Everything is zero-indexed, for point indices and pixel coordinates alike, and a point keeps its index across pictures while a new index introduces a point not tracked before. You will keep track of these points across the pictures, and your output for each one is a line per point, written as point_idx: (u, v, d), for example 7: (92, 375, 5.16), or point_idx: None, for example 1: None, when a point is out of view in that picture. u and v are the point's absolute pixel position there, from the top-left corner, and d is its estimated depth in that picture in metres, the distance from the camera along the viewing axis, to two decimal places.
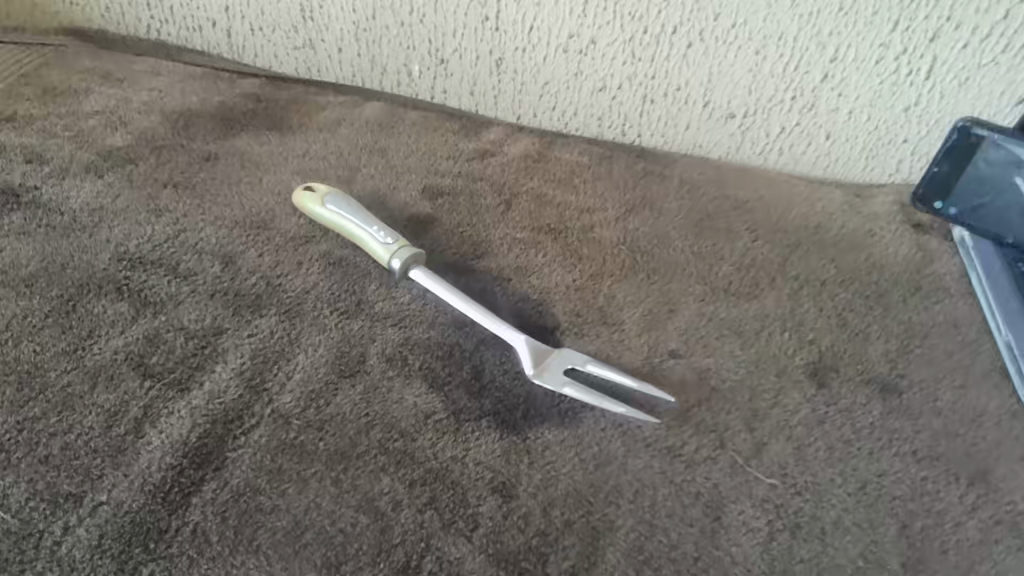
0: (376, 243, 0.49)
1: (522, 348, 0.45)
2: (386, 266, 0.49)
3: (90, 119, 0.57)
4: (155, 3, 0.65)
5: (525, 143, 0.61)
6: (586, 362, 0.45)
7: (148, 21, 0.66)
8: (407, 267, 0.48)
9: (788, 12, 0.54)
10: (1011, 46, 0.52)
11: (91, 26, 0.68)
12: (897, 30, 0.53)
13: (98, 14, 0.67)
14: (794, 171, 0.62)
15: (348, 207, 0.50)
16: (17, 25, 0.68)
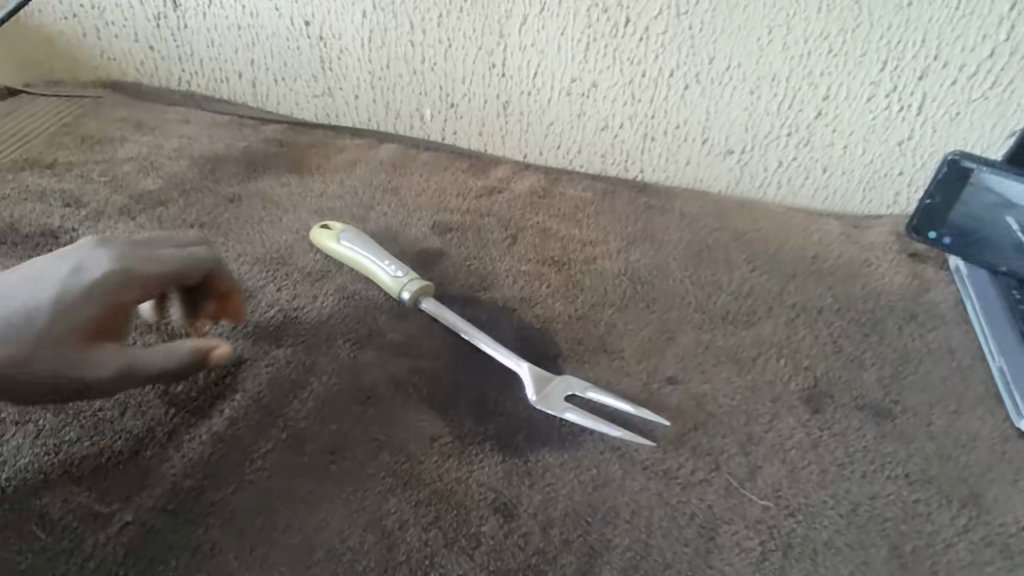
0: (384, 275, 0.52)
1: (524, 373, 0.47)
2: (396, 298, 0.52)
3: (125, 165, 0.62)
4: (185, 57, 0.70)
5: (532, 179, 0.64)
6: (585, 388, 0.47)
7: (179, 74, 0.71)
8: (415, 300, 0.51)
9: (780, 55, 0.56)
10: (999, 82, 0.53)
11: (126, 79, 0.73)
12: (887, 70, 0.55)
13: (133, 67, 0.72)
14: (793, 203, 0.63)
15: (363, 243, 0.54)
16: (58, 78, 0.74)
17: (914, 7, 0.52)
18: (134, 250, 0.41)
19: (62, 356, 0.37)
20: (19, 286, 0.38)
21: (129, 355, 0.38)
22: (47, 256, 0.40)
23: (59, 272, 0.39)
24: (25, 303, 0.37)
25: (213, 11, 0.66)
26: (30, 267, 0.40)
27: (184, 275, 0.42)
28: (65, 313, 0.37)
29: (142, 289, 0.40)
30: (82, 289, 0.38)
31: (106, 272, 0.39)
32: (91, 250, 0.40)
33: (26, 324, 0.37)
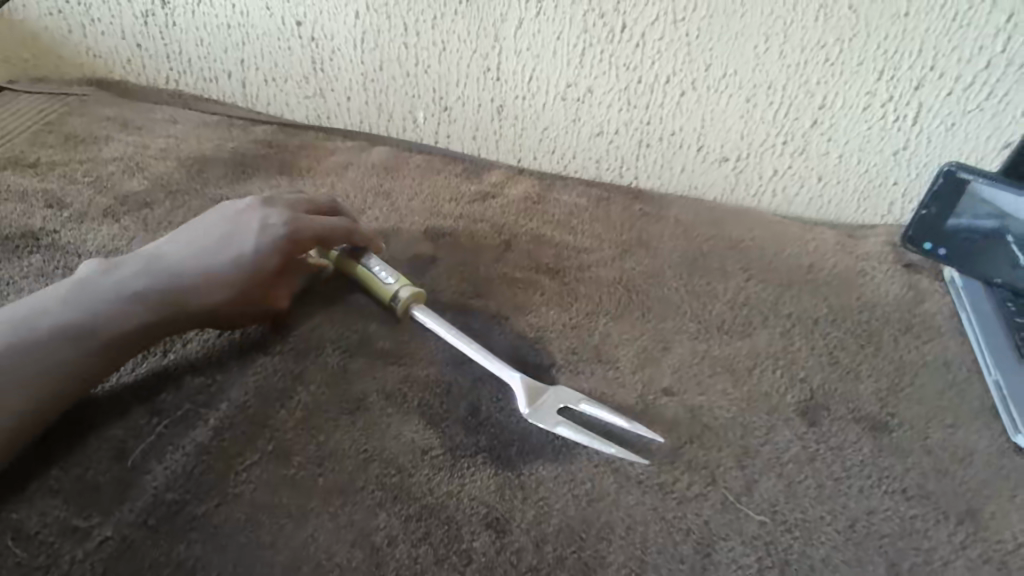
0: (375, 282, 0.51)
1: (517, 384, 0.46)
2: (387, 302, 0.50)
3: (110, 164, 0.60)
4: (174, 56, 0.68)
5: (526, 185, 0.63)
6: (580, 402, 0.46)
7: (167, 73, 0.70)
8: (406, 309, 0.50)
9: (777, 63, 0.55)
10: (994, 94, 0.52)
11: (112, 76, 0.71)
12: (883, 80, 0.53)
13: (121, 66, 0.71)
14: (788, 212, 0.62)
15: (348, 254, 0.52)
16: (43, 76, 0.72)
17: (912, 16, 0.50)
18: (296, 213, 0.51)
19: (261, 293, 0.48)
20: (218, 240, 0.48)
21: (290, 283, 0.50)
22: (227, 217, 0.50)
23: (247, 229, 0.49)
24: (230, 253, 0.48)
25: (202, 9, 0.65)
26: (215, 226, 0.49)
27: (330, 239, 0.51)
28: (261, 263, 0.48)
29: (309, 245, 0.50)
30: (271, 241, 0.49)
31: (285, 229, 0.49)
32: (265, 212, 0.51)
33: (236, 269, 0.47)
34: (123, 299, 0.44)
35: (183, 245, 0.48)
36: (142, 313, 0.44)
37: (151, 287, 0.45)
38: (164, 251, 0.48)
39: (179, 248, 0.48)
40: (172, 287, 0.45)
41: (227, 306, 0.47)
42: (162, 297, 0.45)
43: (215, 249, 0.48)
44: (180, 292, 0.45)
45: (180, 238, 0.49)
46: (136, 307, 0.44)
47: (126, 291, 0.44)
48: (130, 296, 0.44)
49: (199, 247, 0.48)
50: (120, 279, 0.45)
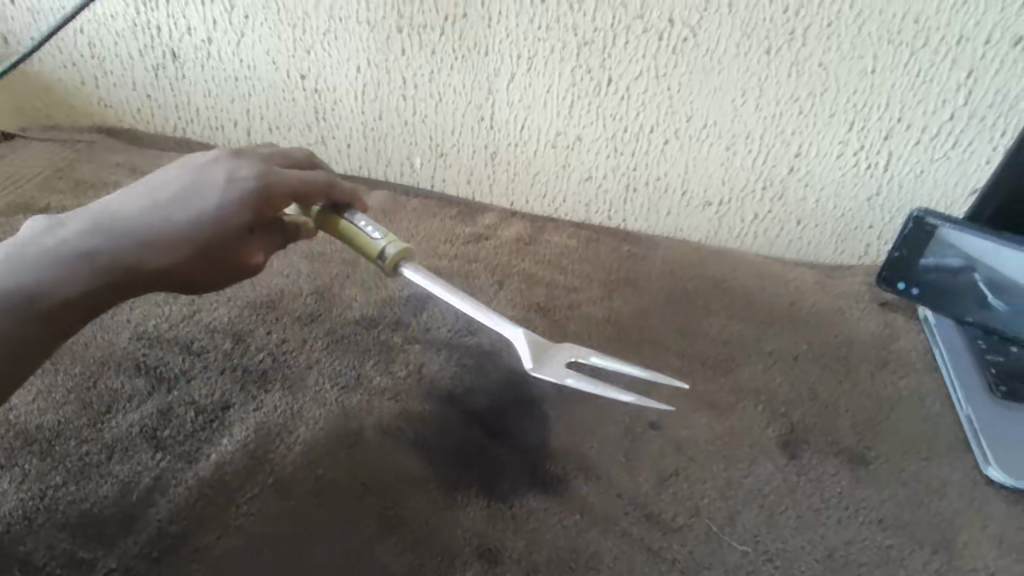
0: (363, 236, 0.45)
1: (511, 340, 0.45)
2: (377, 258, 0.45)
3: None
4: (181, 105, 0.71)
5: (518, 227, 0.65)
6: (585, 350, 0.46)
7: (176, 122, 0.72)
8: (395, 265, 0.45)
9: (753, 115, 0.56)
10: (959, 143, 0.52)
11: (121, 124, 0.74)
12: (853, 130, 0.54)
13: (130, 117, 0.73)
14: (769, 253, 0.64)
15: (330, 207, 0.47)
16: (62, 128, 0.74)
17: (878, 73, 0.51)
18: (270, 165, 0.45)
19: (226, 254, 0.43)
20: (177, 193, 0.43)
21: (263, 242, 0.45)
22: (190, 165, 0.44)
23: (211, 180, 0.43)
24: (189, 209, 0.42)
25: (211, 63, 0.67)
26: (176, 175, 0.44)
27: (308, 194, 0.45)
28: (225, 221, 0.42)
29: (282, 201, 0.44)
30: (237, 195, 0.43)
31: (254, 182, 0.43)
32: (232, 160, 0.44)
33: (195, 228, 0.42)
34: (68, 259, 0.40)
35: (138, 197, 0.43)
36: (91, 279, 0.40)
37: (102, 247, 0.40)
38: (119, 204, 0.42)
39: (135, 199, 0.42)
40: (123, 248, 0.41)
41: (186, 267, 0.42)
42: (114, 259, 0.40)
43: (173, 205, 0.42)
44: (131, 253, 0.41)
45: (137, 187, 0.43)
46: (84, 271, 0.40)
47: (71, 250, 0.40)
48: (79, 257, 0.40)
49: (157, 200, 0.43)
50: (65, 237, 0.41)
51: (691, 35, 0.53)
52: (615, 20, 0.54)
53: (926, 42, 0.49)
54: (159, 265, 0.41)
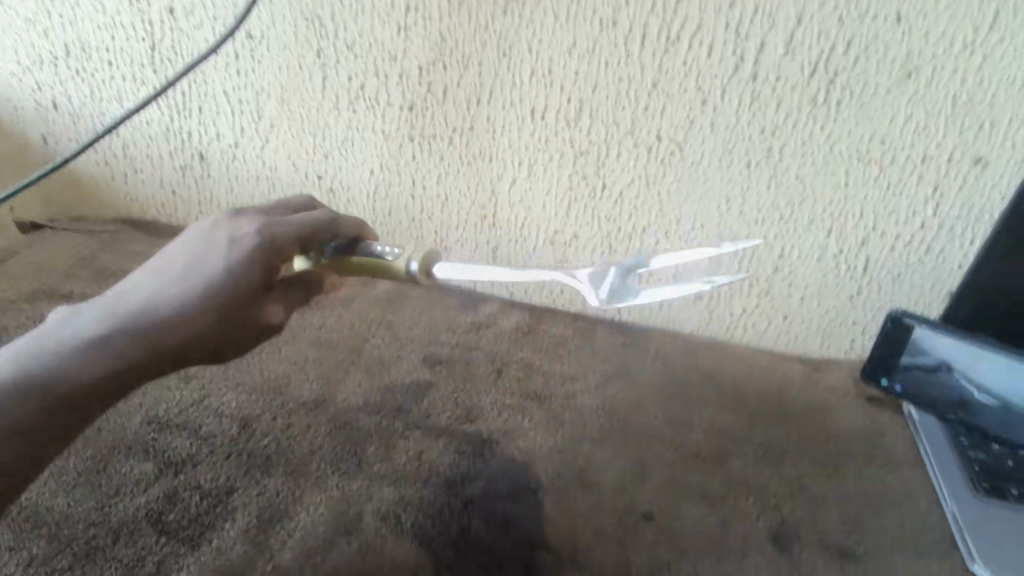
0: (389, 264, 0.44)
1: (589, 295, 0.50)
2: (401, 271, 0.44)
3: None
4: (182, 187, 0.63)
5: (518, 318, 0.68)
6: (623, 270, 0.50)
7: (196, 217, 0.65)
8: (425, 268, 0.44)
9: (739, 220, 0.54)
10: (932, 250, 0.51)
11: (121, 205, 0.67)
12: (832, 236, 0.53)
13: (151, 208, 0.66)
14: (758, 345, 0.65)
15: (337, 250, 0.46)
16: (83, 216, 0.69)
17: (851, 185, 0.50)
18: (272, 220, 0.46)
19: (239, 313, 0.43)
20: (184, 264, 0.43)
21: (283, 299, 0.46)
22: (193, 236, 0.45)
23: (216, 244, 0.44)
24: (198, 276, 0.42)
25: (235, 163, 0.60)
26: (182, 249, 0.44)
27: (314, 236, 0.45)
28: (236, 280, 0.43)
29: (289, 249, 0.45)
30: (242, 253, 0.43)
31: (257, 237, 0.44)
32: (235, 224, 0.45)
33: (207, 292, 0.42)
34: (85, 345, 0.40)
35: (149, 277, 0.43)
36: (113, 360, 0.40)
37: (121, 328, 0.40)
38: (134, 288, 0.43)
39: (146, 281, 0.43)
40: (142, 324, 0.41)
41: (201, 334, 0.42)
42: (134, 338, 0.40)
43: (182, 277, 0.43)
44: (149, 328, 0.41)
45: (146, 270, 0.44)
46: (106, 353, 0.40)
47: (88, 336, 0.40)
48: (99, 340, 0.40)
49: (165, 276, 0.43)
50: (81, 325, 0.40)
51: (678, 150, 0.51)
52: (607, 134, 0.52)
53: (894, 160, 0.48)
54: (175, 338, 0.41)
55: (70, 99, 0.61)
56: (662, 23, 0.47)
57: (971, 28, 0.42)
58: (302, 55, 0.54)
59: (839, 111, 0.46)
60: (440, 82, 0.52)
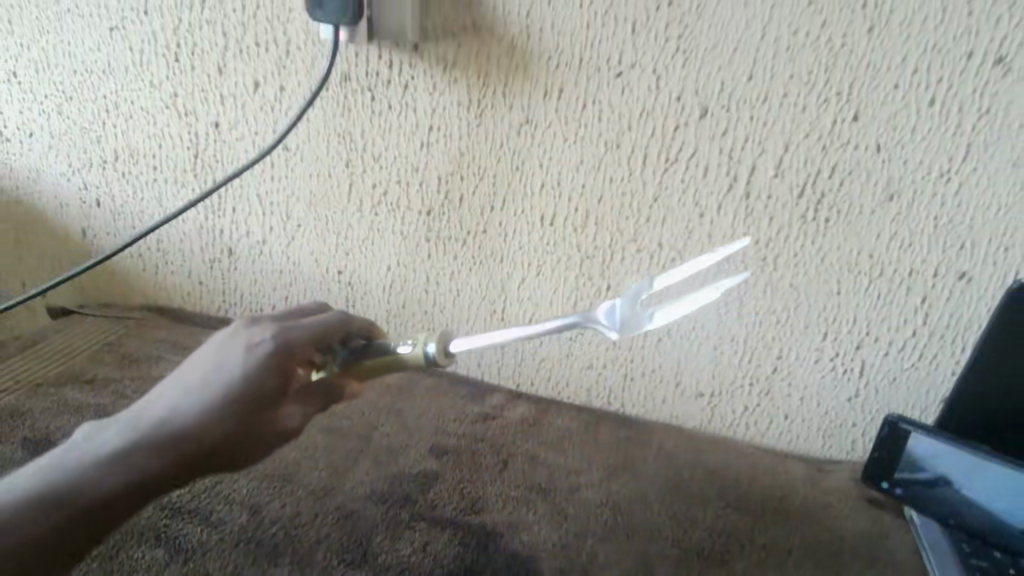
0: (411, 359, 0.43)
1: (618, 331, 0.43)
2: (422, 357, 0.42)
3: (161, 363, 0.63)
4: (209, 278, 0.67)
5: (523, 409, 0.68)
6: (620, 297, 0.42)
7: (220, 305, 0.68)
8: (444, 350, 0.42)
9: (736, 322, 0.56)
10: (925, 355, 0.52)
11: (149, 293, 0.71)
12: (828, 340, 0.54)
13: (177, 296, 0.69)
14: (762, 443, 0.62)
15: (350, 352, 0.46)
16: (110, 301, 0.72)
17: (844, 294, 0.51)
18: (287, 322, 0.45)
19: (259, 417, 0.43)
20: (203, 372, 0.43)
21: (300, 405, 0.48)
22: (211, 344, 0.44)
23: (234, 351, 0.43)
24: (217, 384, 0.42)
25: (262, 258, 0.64)
26: (201, 357, 0.44)
27: (328, 336, 0.45)
28: (255, 385, 0.42)
29: (305, 352, 0.44)
30: (260, 359, 0.43)
31: (272, 344, 0.43)
32: (251, 329, 0.45)
33: (227, 400, 0.42)
34: (106, 459, 0.39)
35: (169, 388, 0.43)
36: (134, 473, 0.39)
37: (143, 441, 0.40)
38: (155, 400, 0.43)
39: (167, 392, 0.43)
40: (164, 436, 0.41)
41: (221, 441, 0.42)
42: (156, 449, 0.40)
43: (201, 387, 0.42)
44: (170, 439, 0.41)
45: (167, 380, 0.44)
46: (128, 465, 0.39)
47: (110, 450, 0.40)
48: (121, 454, 0.39)
49: (185, 386, 0.43)
50: (103, 441, 0.40)
51: (679, 257, 0.53)
52: (612, 241, 0.54)
53: (882, 273, 0.49)
54: (195, 448, 0.41)
55: (113, 198, 0.65)
56: (661, 145, 0.49)
57: (946, 158, 0.44)
58: (332, 166, 0.58)
59: (829, 228, 0.49)
60: (457, 190, 0.55)
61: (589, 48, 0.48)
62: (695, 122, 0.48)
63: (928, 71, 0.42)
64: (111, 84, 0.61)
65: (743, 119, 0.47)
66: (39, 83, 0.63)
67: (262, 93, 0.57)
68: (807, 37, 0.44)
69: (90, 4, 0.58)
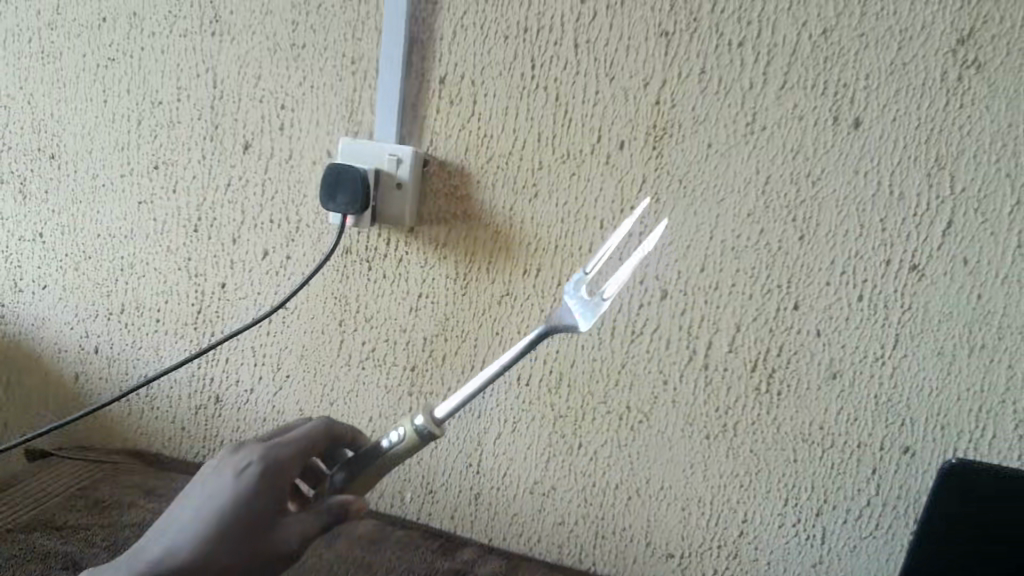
0: (407, 444, 0.44)
1: (592, 321, 0.42)
2: (411, 434, 0.44)
3: (132, 508, 0.63)
4: (192, 424, 0.69)
5: (493, 565, 0.60)
6: (564, 299, 0.44)
7: (199, 449, 0.69)
8: (429, 415, 0.44)
9: (703, 484, 0.56)
10: (881, 525, 0.52)
11: (128, 435, 0.72)
12: (789, 505, 0.54)
13: (159, 441, 0.71)
14: None
15: (344, 465, 0.47)
16: (90, 443, 0.73)
17: (800, 461, 0.53)
18: (273, 440, 0.46)
19: (258, 542, 0.42)
20: (197, 503, 0.43)
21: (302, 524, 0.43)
22: (197, 478, 0.45)
23: (223, 476, 0.44)
24: (209, 515, 0.42)
25: (247, 406, 0.66)
26: (191, 493, 0.44)
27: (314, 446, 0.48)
28: (249, 509, 0.42)
29: (291, 466, 0.45)
30: (248, 482, 0.43)
31: (259, 462, 0.44)
32: (239, 452, 0.45)
33: (223, 529, 0.41)
34: None
35: (166, 523, 0.43)
36: None
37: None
38: (154, 539, 0.42)
39: (164, 529, 0.43)
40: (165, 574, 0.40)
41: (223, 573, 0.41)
42: None
43: (193, 521, 0.42)
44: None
45: (161, 518, 0.44)
46: None
47: None
48: None
49: (178, 524, 0.43)
50: None
51: (645, 418, 0.56)
52: (583, 400, 0.58)
53: (833, 443, 0.52)
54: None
55: (111, 345, 0.69)
56: (628, 320, 0.55)
57: (879, 345, 0.50)
58: (326, 323, 0.62)
59: (780, 400, 0.53)
60: (441, 350, 0.59)
61: (564, 235, 0.54)
62: (657, 301, 0.54)
63: (854, 273, 0.49)
64: (131, 247, 0.66)
65: (699, 302, 0.53)
66: (62, 243, 0.68)
67: (269, 260, 0.62)
68: (750, 239, 0.50)
69: (124, 181, 0.65)
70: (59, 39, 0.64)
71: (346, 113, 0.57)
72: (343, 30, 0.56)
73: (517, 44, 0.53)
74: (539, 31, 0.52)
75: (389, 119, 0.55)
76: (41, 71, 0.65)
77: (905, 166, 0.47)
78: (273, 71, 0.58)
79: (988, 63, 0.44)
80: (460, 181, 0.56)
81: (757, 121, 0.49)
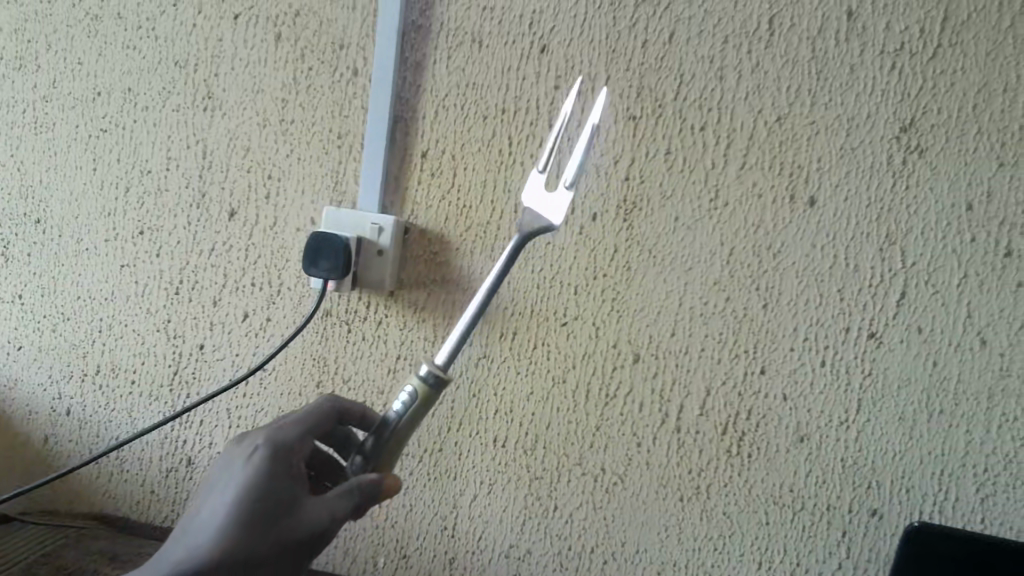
0: (420, 399, 0.45)
1: (563, 213, 0.48)
2: (424, 389, 0.45)
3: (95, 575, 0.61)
4: (162, 488, 0.67)
5: None
6: (527, 206, 0.49)
7: (168, 513, 0.67)
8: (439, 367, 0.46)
9: (678, 546, 0.56)
10: None
11: (95, 499, 0.70)
12: (763, 568, 0.54)
13: (125, 505, 0.69)
14: None
15: (360, 449, 0.48)
16: (55, 508, 0.71)
17: (773, 523, 0.54)
18: (276, 426, 0.48)
19: (285, 521, 0.42)
20: (215, 495, 0.43)
21: (328, 501, 0.44)
22: (207, 477, 0.45)
23: (235, 466, 0.44)
24: (229, 502, 0.42)
25: None
26: (205, 491, 0.44)
27: (319, 422, 0.50)
28: (268, 489, 0.43)
29: (301, 444, 0.47)
30: (259, 464, 0.44)
31: (266, 446, 0.45)
32: (244, 443, 0.46)
33: (248, 511, 0.42)
34: None
35: (190, 523, 0.43)
36: None
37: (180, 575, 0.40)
38: (181, 539, 0.42)
39: (190, 527, 0.43)
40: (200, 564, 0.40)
41: (258, 555, 0.41)
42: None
43: (214, 511, 0.42)
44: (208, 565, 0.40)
45: (182, 521, 0.44)
46: None
47: None
48: None
49: (198, 524, 0.42)
50: None
51: (620, 480, 0.57)
52: (558, 462, 0.58)
53: (804, 505, 0.53)
54: (234, 573, 0.41)
55: (83, 407, 0.68)
56: (602, 382, 0.56)
57: (843, 410, 0.51)
58: (303, 386, 0.62)
59: (751, 463, 0.54)
60: None
61: (539, 301, 0.56)
62: (630, 364, 0.55)
63: (816, 339, 0.51)
64: (110, 310, 0.66)
65: (670, 366, 0.54)
66: (40, 305, 0.68)
67: (249, 323, 0.62)
68: (717, 306, 0.52)
69: (107, 246, 0.65)
70: (53, 111, 0.66)
71: (331, 184, 0.59)
72: (329, 109, 0.59)
73: (495, 124, 0.55)
74: (516, 113, 0.55)
75: (372, 189, 0.57)
76: (33, 140, 0.66)
77: (858, 241, 0.49)
78: (262, 144, 0.60)
79: (929, 148, 0.48)
80: (439, 247, 0.58)
81: (720, 198, 0.51)
